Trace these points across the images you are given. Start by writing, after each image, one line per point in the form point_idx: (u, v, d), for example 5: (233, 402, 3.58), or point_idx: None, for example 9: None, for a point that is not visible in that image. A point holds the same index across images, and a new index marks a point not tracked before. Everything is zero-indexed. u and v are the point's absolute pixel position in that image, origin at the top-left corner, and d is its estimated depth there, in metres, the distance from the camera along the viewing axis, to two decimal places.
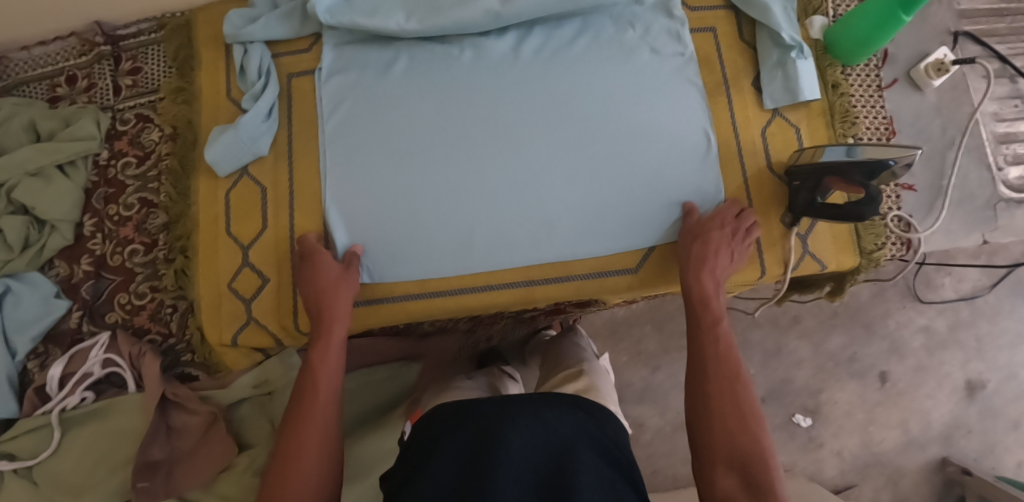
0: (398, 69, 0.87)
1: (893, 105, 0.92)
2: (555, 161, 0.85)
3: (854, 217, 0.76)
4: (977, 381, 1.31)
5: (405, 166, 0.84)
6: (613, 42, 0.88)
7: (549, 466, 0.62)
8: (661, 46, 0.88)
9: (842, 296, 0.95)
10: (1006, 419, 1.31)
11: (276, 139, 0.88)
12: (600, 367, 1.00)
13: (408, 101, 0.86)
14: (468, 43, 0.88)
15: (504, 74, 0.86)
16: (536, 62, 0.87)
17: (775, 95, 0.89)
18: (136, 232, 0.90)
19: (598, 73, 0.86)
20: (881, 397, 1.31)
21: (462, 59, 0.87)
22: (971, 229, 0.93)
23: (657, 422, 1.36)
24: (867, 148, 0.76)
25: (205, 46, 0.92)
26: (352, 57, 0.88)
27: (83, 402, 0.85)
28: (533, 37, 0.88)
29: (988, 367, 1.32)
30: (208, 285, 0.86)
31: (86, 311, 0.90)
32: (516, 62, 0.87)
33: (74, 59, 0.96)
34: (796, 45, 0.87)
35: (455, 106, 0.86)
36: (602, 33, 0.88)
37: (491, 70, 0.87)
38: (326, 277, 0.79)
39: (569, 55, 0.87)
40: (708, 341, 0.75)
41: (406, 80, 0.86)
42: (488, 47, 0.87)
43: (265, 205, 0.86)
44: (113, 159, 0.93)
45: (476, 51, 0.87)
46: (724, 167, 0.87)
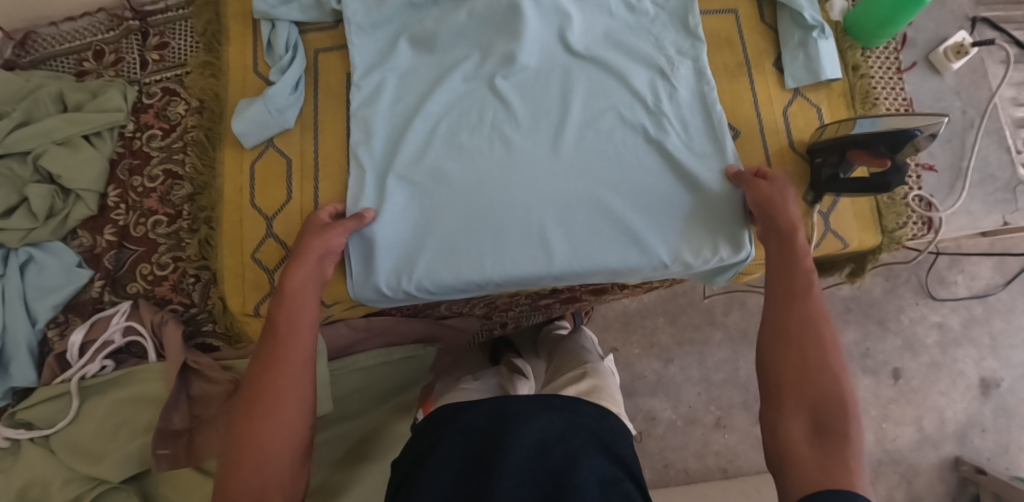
0: (428, 160, 0.84)
1: (913, 88, 0.95)
2: (588, 269, 0.83)
3: (881, 187, 0.78)
4: (992, 380, 1.30)
5: (433, 269, 0.82)
6: (652, 134, 0.85)
7: (545, 459, 0.61)
8: (698, 137, 0.85)
9: (861, 277, 0.94)
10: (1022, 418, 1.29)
11: (302, 111, 0.89)
12: (608, 370, 0.95)
13: (436, 196, 0.83)
14: (498, 138, 0.85)
15: (535, 168, 0.83)
16: (570, 158, 0.83)
17: (798, 75, 0.90)
18: (160, 204, 0.92)
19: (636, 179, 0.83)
20: (893, 394, 1.30)
21: (492, 153, 0.84)
22: (991, 210, 0.94)
23: (670, 415, 1.29)
24: (889, 120, 0.76)
25: (232, 21, 0.93)
26: (379, 135, 0.85)
27: (102, 370, 0.84)
28: (570, 128, 0.85)
29: (1002, 365, 1.31)
30: (232, 255, 0.86)
31: (108, 280, 0.90)
32: (548, 156, 0.83)
33: (102, 34, 0.98)
34: (817, 25, 0.88)
35: (486, 205, 0.82)
36: (640, 127, 0.85)
37: (524, 165, 0.83)
38: (310, 228, 0.79)
39: (605, 150, 0.84)
40: (800, 275, 0.69)
41: (438, 176, 0.83)
42: (519, 140, 0.84)
43: (290, 177, 0.87)
44: (138, 131, 0.94)
45: (505, 142, 0.84)
46: (748, 144, 0.88)
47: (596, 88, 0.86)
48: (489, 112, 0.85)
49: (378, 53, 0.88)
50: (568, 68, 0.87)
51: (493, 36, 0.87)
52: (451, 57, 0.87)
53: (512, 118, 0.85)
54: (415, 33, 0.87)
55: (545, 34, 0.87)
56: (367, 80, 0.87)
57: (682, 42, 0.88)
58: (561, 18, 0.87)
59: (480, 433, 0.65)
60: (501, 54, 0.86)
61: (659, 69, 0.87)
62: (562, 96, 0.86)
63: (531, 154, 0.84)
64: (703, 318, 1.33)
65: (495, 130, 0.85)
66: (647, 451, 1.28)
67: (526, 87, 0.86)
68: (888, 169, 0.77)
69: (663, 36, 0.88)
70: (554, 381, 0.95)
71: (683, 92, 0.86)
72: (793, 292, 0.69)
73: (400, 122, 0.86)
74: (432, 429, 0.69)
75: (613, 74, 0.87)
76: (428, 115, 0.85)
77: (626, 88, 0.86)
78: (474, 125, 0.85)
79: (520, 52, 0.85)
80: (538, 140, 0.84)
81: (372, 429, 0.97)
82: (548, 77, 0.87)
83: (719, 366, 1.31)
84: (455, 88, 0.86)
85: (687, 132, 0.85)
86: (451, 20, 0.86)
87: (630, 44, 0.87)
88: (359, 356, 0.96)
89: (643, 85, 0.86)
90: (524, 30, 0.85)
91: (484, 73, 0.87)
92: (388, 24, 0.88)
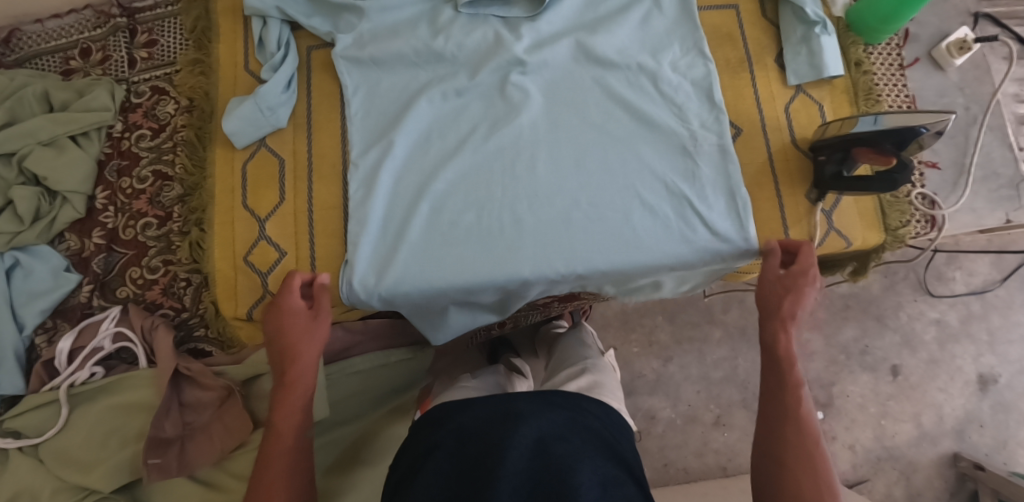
0: (434, 238, 0.82)
1: (916, 84, 0.94)
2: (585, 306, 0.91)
3: (887, 187, 0.76)
4: (990, 376, 1.30)
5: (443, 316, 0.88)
6: (668, 217, 0.84)
7: (542, 461, 0.59)
8: (720, 217, 0.84)
9: (865, 275, 0.93)
10: (1020, 414, 1.29)
11: (295, 110, 0.88)
12: (607, 365, 0.94)
13: (444, 278, 0.81)
14: (508, 213, 0.83)
15: (547, 245, 0.83)
16: (579, 235, 0.83)
17: (800, 71, 0.89)
18: (150, 205, 0.88)
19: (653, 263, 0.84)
20: (892, 390, 1.30)
21: (502, 232, 0.83)
22: (994, 206, 0.92)
23: (669, 414, 1.28)
24: (892, 117, 0.75)
25: (223, 17, 0.91)
26: (386, 213, 0.83)
27: (92, 377, 0.82)
28: (580, 205, 0.84)
29: (1000, 361, 1.30)
30: (224, 257, 0.84)
31: (97, 285, 0.87)
32: (560, 234, 0.83)
33: (89, 31, 0.95)
34: (819, 20, 0.87)
35: (493, 282, 0.82)
36: (657, 203, 0.84)
37: (533, 244, 0.82)
38: (294, 327, 0.72)
39: (616, 227, 0.84)
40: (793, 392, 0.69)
41: (446, 253, 0.82)
42: (529, 218, 0.83)
43: (283, 177, 0.86)
44: (127, 131, 0.91)
45: (516, 222, 0.83)
46: (749, 143, 0.88)
47: (610, 158, 0.86)
48: (498, 188, 0.84)
49: (380, 126, 0.86)
50: (581, 134, 0.86)
51: (504, 116, 0.86)
52: (460, 119, 0.86)
53: (522, 196, 0.84)
54: (423, 107, 0.86)
55: (557, 102, 0.87)
56: (366, 157, 0.85)
57: (705, 115, 0.87)
58: (568, 81, 0.88)
59: (477, 433, 0.63)
60: (508, 130, 0.85)
61: (682, 145, 0.86)
62: (572, 170, 0.85)
63: (543, 234, 0.83)
64: (702, 317, 1.32)
65: (506, 204, 0.84)
66: (646, 450, 1.27)
67: (536, 160, 0.85)
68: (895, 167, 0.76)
69: (687, 106, 0.87)
70: (554, 378, 0.93)
71: (707, 172, 0.85)
72: (785, 413, 0.68)
73: (407, 198, 0.84)
74: (428, 432, 0.67)
75: (630, 154, 0.86)
76: (433, 194, 0.83)
77: (644, 165, 0.85)
78: (483, 204, 0.83)
79: (522, 115, 0.86)
80: (547, 216, 0.83)
81: (368, 432, 0.95)
82: (559, 147, 0.86)
83: (718, 364, 1.30)
84: (462, 163, 0.84)
85: (706, 201, 0.84)
86: (456, 89, 0.87)
87: (647, 115, 0.87)
88: (355, 360, 0.95)
89: (665, 168, 0.85)
90: (523, 105, 0.86)
91: (492, 145, 0.85)
92: (393, 99, 0.87)
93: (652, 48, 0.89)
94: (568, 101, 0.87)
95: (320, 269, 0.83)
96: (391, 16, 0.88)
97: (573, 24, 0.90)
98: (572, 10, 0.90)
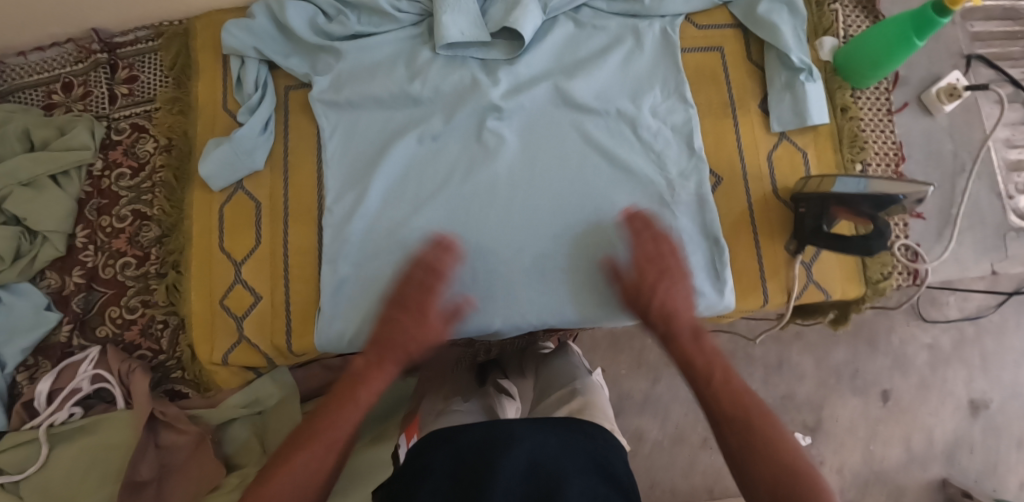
0: (408, 282, 0.83)
1: (904, 129, 0.92)
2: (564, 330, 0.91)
3: (862, 250, 0.73)
4: (981, 402, 1.23)
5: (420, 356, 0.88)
6: None
7: (533, 485, 0.60)
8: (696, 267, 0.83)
9: (846, 324, 0.92)
10: (1012, 437, 1.22)
11: (271, 152, 0.88)
12: (597, 384, 0.94)
13: None
14: (483, 260, 0.83)
15: (521, 290, 0.83)
16: (554, 280, 0.83)
17: (784, 118, 0.87)
18: (129, 245, 0.89)
19: (626, 314, 0.84)
20: (882, 414, 1.23)
21: (477, 276, 0.83)
22: (980, 257, 0.91)
23: (657, 435, 1.28)
24: (877, 182, 0.74)
25: (202, 53, 0.91)
26: (361, 257, 0.83)
27: (71, 417, 0.83)
28: (555, 251, 0.84)
29: (991, 387, 1.23)
30: (202, 300, 0.85)
31: (76, 324, 0.88)
32: (535, 279, 0.83)
33: (70, 65, 0.95)
34: (805, 67, 0.86)
35: (468, 323, 0.82)
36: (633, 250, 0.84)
37: (506, 289, 0.83)
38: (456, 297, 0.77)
39: (589, 273, 0.84)
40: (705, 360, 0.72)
41: None
42: (504, 262, 0.83)
43: (259, 220, 0.86)
44: (107, 169, 0.91)
45: (490, 265, 0.83)
46: (729, 192, 0.86)
47: (586, 202, 0.85)
48: (473, 233, 0.84)
49: (355, 170, 0.85)
50: (558, 177, 0.85)
51: (479, 160, 0.85)
52: (436, 161, 0.86)
53: (497, 239, 0.84)
54: (399, 152, 0.85)
55: (534, 148, 0.86)
56: (340, 203, 0.84)
57: (684, 162, 0.86)
58: (546, 124, 0.87)
59: (472, 451, 0.63)
60: (484, 173, 0.85)
61: (658, 193, 0.85)
62: (547, 215, 0.84)
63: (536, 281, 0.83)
64: None
65: (481, 249, 0.83)
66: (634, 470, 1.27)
67: (512, 204, 0.84)
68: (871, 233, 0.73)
69: (666, 153, 0.86)
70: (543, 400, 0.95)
71: (684, 224, 0.84)
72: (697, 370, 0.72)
73: (381, 242, 0.83)
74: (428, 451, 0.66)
75: (604, 203, 0.85)
76: (407, 239, 0.83)
77: (620, 213, 0.84)
78: (458, 248, 0.83)
79: (498, 159, 0.85)
80: (521, 261, 0.83)
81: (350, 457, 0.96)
82: (535, 190, 0.85)
83: None
84: (440, 207, 0.84)
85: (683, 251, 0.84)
86: (432, 132, 0.86)
87: (624, 162, 0.85)
88: None
89: (640, 218, 0.84)
90: (500, 150, 0.85)
91: (468, 188, 0.85)
92: (369, 143, 0.86)
93: (633, 93, 0.88)
94: (546, 146, 0.86)
95: (295, 313, 0.84)
96: (368, 57, 0.88)
97: (552, 66, 0.89)
98: (550, 53, 0.89)
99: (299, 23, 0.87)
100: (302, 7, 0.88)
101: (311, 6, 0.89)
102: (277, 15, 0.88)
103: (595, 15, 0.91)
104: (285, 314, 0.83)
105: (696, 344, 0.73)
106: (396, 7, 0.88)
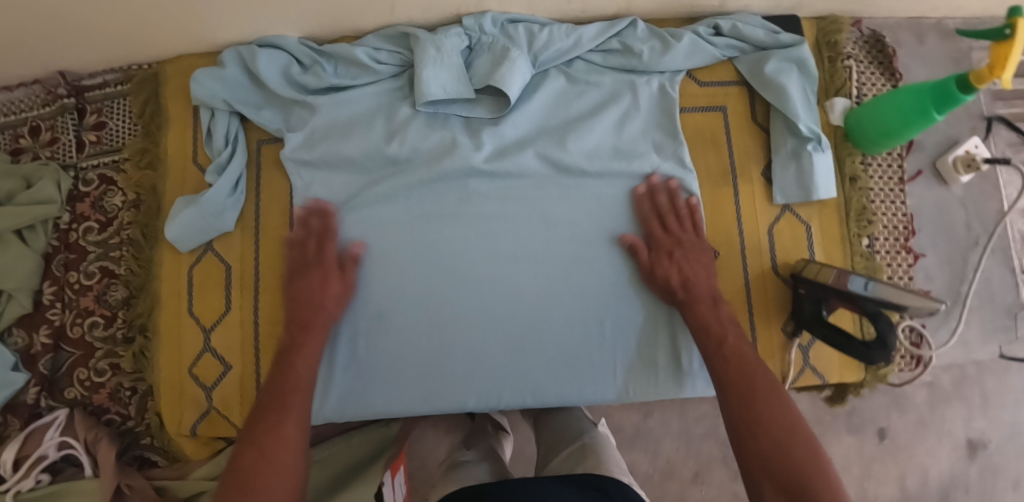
0: (381, 358, 0.79)
1: (916, 200, 0.86)
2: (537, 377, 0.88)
3: (861, 358, 0.68)
4: (979, 442, 1.02)
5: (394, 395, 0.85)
6: (628, 342, 0.80)
7: None
8: (684, 351, 0.79)
9: (842, 403, 0.88)
10: (1008, 478, 1.02)
11: (242, 213, 0.84)
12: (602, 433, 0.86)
13: (389, 401, 0.79)
14: (460, 338, 0.79)
15: (498, 368, 0.79)
16: (532, 357, 0.79)
17: (787, 190, 0.81)
18: (96, 303, 0.86)
19: (605, 393, 0.80)
20: (876, 453, 1.02)
21: (452, 355, 0.79)
22: (988, 339, 0.86)
23: (646, 470, 1.06)
24: (881, 286, 0.66)
25: (172, 100, 0.86)
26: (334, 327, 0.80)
27: (37, 484, 0.80)
28: (538, 327, 0.79)
29: (991, 426, 1.02)
30: (170, 368, 0.82)
31: (44, 385, 0.85)
32: (513, 360, 0.79)
33: (38, 109, 0.90)
34: (813, 137, 0.79)
35: (439, 400, 0.79)
36: (620, 328, 0.80)
37: (481, 365, 0.79)
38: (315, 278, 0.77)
39: (572, 352, 0.79)
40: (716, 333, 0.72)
41: (392, 375, 0.79)
42: (481, 338, 0.79)
43: (230, 285, 0.82)
44: (74, 223, 0.88)
45: (466, 341, 0.79)
46: (724, 267, 0.81)
47: (572, 278, 0.80)
48: (451, 307, 0.79)
49: None
50: (543, 249, 0.80)
51: (461, 226, 0.81)
52: (415, 227, 0.81)
53: (474, 313, 0.79)
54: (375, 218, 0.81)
55: (518, 217, 0.81)
56: None
57: None
58: (533, 190, 0.82)
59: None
60: (466, 243, 0.80)
61: None
62: (529, 288, 0.80)
63: (521, 348, 0.79)
64: None
65: (459, 323, 0.79)
66: None
67: (492, 273, 0.80)
68: (873, 341, 0.66)
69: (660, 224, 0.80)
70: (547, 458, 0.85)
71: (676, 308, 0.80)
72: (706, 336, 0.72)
73: (354, 316, 0.80)
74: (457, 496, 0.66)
75: (590, 274, 0.80)
76: (382, 311, 0.80)
77: (607, 291, 0.80)
78: (435, 323, 0.79)
79: (480, 227, 0.81)
80: (497, 336, 0.79)
81: None
82: (518, 263, 0.80)
83: None
84: (416, 280, 0.80)
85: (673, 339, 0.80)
86: (412, 196, 0.81)
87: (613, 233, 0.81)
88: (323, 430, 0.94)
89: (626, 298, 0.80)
90: (483, 218, 0.81)
91: (447, 258, 0.80)
92: (341, 208, 0.81)
93: (626, 159, 0.82)
94: (531, 213, 0.81)
95: None
96: (344, 112, 0.82)
97: (541, 126, 0.83)
98: (539, 112, 0.83)
99: (273, 76, 0.82)
100: (276, 55, 0.83)
101: (286, 55, 0.84)
102: (249, 64, 0.82)
103: (589, 69, 0.85)
104: (255, 386, 0.81)
105: (713, 311, 0.74)
106: (375, 59, 0.83)
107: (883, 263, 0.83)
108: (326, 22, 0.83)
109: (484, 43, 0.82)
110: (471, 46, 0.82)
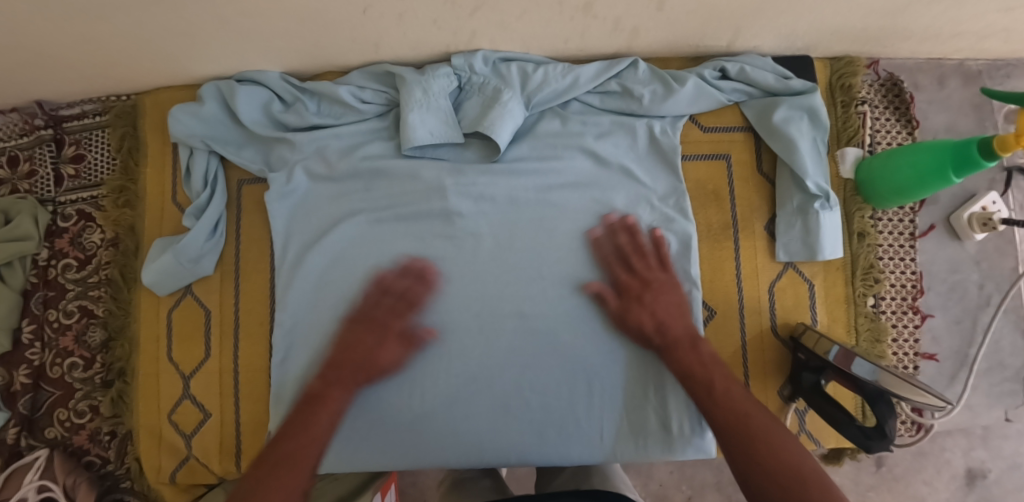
0: (358, 413, 0.76)
1: (927, 256, 0.82)
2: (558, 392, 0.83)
3: (859, 446, 0.66)
4: (979, 471, 0.91)
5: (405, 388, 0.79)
6: (617, 402, 0.77)
7: None
8: (675, 413, 0.76)
9: (839, 462, 0.86)
10: None
11: (222, 256, 0.81)
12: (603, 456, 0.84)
13: (367, 459, 0.77)
14: (444, 394, 0.76)
15: (481, 424, 0.76)
16: (517, 411, 0.77)
17: (792, 247, 0.77)
18: (76, 343, 0.85)
19: (590, 453, 0.77)
20: (872, 483, 0.92)
21: (432, 412, 0.76)
22: (993, 405, 0.87)
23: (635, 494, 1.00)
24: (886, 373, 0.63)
25: (150, 137, 0.83)
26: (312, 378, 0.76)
27: None
28: (524, 384, 0.76)
29: (991, 456, 0.91)
30: (149, 414, 0.80)
31: (24, 425, 0.84)
32: (497, 421, 0.76)
33: (15, 139, 0.87)
34: (821, 194, 0.75)
35: (417, 453, 0.76)
36: (610, 387, 0.77)
37: (462, 419, 0.76)
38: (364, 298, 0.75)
39: (559, 410, 0.77)
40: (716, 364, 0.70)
41: (371, 431, 0.76)
42: (463, 394, 0.76)
43: (209, 330, 0.80)
44: (53, 259, 0.86)
45: (448, 395, 0.76)
46: (721, 326, 0.77)
47: (560, 334, 0.76)
48: (433, 363, 0.76)
49: (306, 284, 0.77)
50: (532, 301, 0.76)
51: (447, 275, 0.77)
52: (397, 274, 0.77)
53: (455, 363, 0.76)
54: (353, 269, 0.76)
55: (507, 268, 0.77)
56: (290, 322, 0.76)
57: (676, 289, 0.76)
58: (523, 240, 0.77)
59: None
60: (451, 294, 0.76)
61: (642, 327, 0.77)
62: (516, 342, 0.76)
63: (506, 406, 0.76)
64: None
65: (442, 377, 0.76)
66: None
67: (478, 326, 0.76)
68: (872, 429, 0.65)
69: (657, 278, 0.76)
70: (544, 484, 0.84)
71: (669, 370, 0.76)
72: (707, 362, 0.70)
73: None
74: None
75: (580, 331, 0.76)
76: None
77: (596, 354, 0.76)
78: (413, 379, 0.76)
79: (466, 278, 0.77)
80: (481, 390, 0.76)
81: None
82: (504, 318, 0.76)
83: None
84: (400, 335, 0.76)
85: (665, 404, 0.76)
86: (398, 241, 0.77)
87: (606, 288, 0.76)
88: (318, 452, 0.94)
89: (615, 356, 0.77)
90: (469, 267, 0.77)
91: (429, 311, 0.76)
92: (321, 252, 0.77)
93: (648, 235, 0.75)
94: (520, 261, 0.77)
95: (245, 434, 0.79)
96: (325, 153, 0.78)
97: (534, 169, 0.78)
98: (532, 156, 0.78)
99: (254, 115, 0.78)
100: (256, 92, 0.78)
101: (266, 91, 0.79)
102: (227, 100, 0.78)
103: (585, 110, 0.80)
104: (235, 436, 0.79)
105: (694, 354, 0.70)
106: (359, 98, 0.78)
107: (888, 323, 0.80)
108: (309, 60, 0.79)
109: (474, 83, 0.77)
110: (460, 86, 0.78)
